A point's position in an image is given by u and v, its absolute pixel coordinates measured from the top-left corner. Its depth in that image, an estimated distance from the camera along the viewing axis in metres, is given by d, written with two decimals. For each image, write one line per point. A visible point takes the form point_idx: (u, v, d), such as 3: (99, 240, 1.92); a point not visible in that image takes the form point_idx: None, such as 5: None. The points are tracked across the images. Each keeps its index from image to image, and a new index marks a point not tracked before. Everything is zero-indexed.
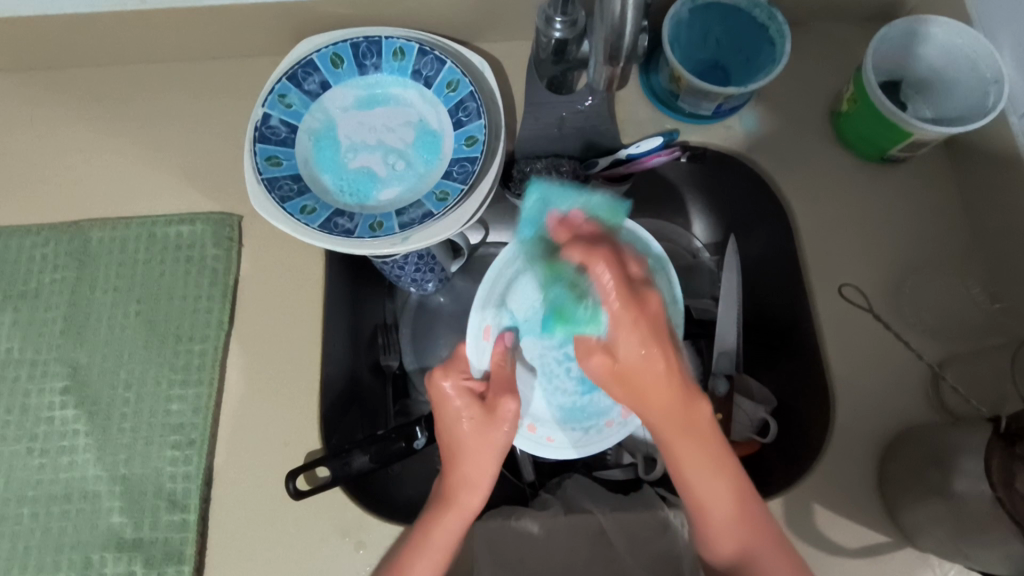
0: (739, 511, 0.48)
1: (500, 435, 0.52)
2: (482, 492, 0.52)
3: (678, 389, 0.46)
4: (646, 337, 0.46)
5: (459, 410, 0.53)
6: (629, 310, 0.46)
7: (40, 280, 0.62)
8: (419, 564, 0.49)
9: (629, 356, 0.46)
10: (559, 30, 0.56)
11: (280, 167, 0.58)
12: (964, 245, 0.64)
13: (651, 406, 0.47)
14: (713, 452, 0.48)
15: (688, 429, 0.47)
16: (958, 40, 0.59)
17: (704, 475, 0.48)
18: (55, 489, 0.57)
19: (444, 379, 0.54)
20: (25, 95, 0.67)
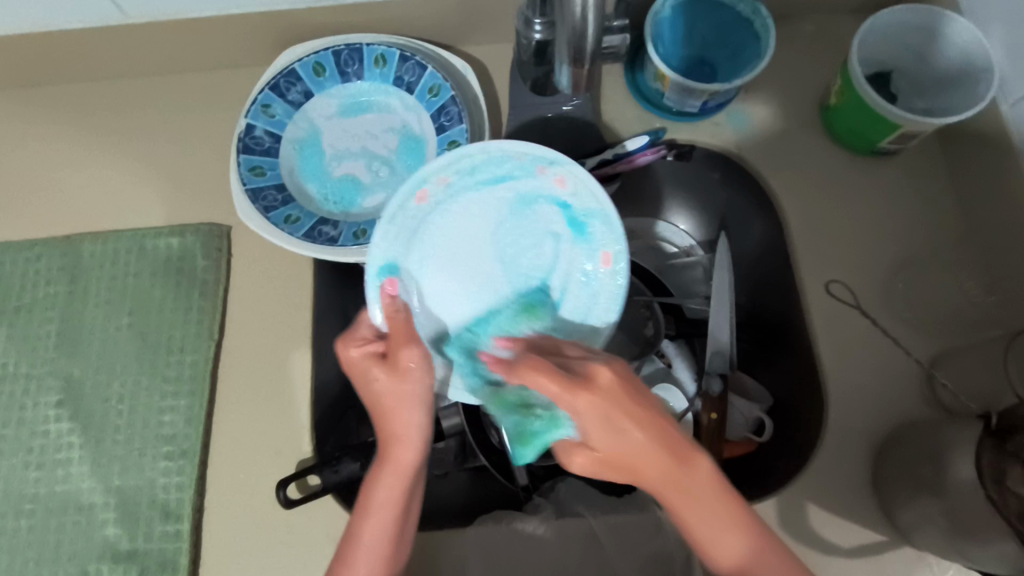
0: (748, 549, 0.44)
1: (415, 386, 0.48)
2: (417, 448, 0.48)
3: (664, 445, 0.43)
4: (608, 420, 0.43)
5: (369, 375, 0.49)
6: (589, 396, 0.42)
7: (34, 294, 0.63)
8: (364, 538, 0.47)
9: (610, 445, 0.44)
10: (539, 32, 0.56)
11: (265, 177, 0.58)
12: (958, 237, 0.63)
13: (644, 479, 0.44)
14: (710, 496, 0.44)
15: (678, 490, 0.44)
16: (947, 29, 0.58)
17: (714, 537, 0.44)
18: (51, 502, 0.58)
19: (347, 349, 0.49)
20: (16, 113, 0.68)
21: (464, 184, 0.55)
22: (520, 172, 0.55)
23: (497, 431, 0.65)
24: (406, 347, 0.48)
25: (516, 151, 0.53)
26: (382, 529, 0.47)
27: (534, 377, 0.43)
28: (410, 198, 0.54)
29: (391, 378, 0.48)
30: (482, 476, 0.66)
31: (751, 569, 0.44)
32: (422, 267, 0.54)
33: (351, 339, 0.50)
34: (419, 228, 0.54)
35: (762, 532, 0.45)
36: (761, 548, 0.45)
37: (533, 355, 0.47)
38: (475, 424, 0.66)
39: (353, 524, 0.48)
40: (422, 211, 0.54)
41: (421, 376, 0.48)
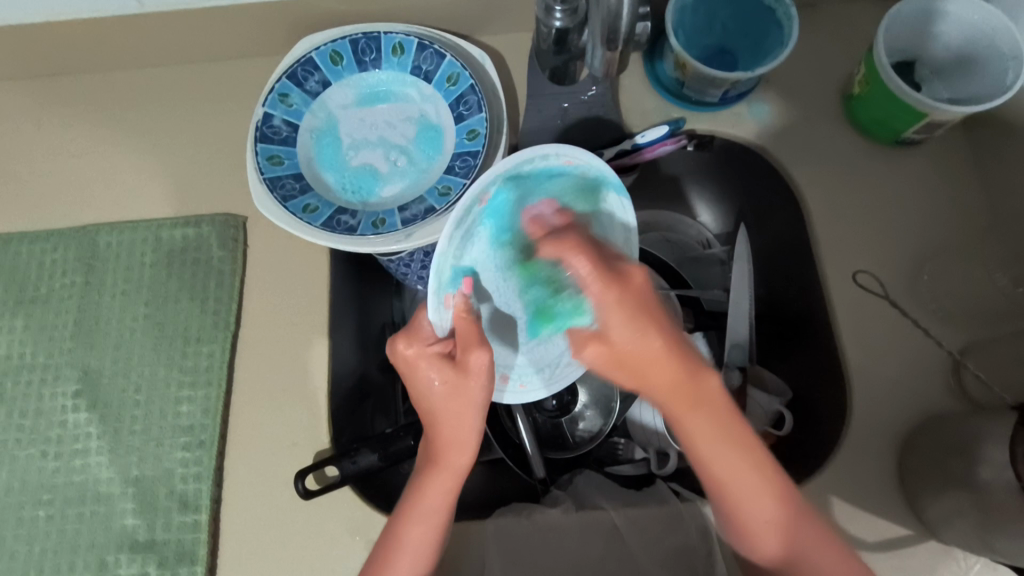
0: (780, 512, 0.45)
1: (478, 392, 0.47)
2: (471, 452, 0.48)
3: (669, 346, 0.44)
4: (633, 316, 0.44)
5: (427, 374, 0.47)
6: (620, 291, 0.45)
7: (50, 285, 0.63)
8: (414, 531, 0.48)
9: (622, 339, 0.44)
10: (560, 19, 0.55)
11: (283, 166, 0.58)
12: (984, 228, 0.62)
13: (652, 384, 0.44)
14: (722, 418, 0.44)
15: (697, 404, 0.44)
16: (974, 17, 0.57)
17: (720, 450, 0.45)
18: (69, 492, 0.57)
19: (408, 348, 0.48)
20: (30, 103, 0.68)
21: (516, 194, 0.53)
22: (553, 171, 0.52)
23: (513, 421, 0.65)
24: (475, 351, 0.47)
25: (570, 158, 0.51)
26: (430, 532, 0.48)
27: (569, 259, 0.48)
28: (474, 203, 0.50)
29: (452, 380, 0.47)
30: (499, 468, 0.66)
31: (783, 516, 0.46)
32: (480, 265, 0.54)
33: (416, 337, 0.49)
34: (471, 235, 0.53)
35: (795, 497, 0.46)
36: (799, 518, 0.46)
37: (567, 237, 0.50)
38: (492, 416, 0.65)
39: (397, 523, 0.49)
40: (478, 217, 0.52)
41: (486, 381, 0.47)
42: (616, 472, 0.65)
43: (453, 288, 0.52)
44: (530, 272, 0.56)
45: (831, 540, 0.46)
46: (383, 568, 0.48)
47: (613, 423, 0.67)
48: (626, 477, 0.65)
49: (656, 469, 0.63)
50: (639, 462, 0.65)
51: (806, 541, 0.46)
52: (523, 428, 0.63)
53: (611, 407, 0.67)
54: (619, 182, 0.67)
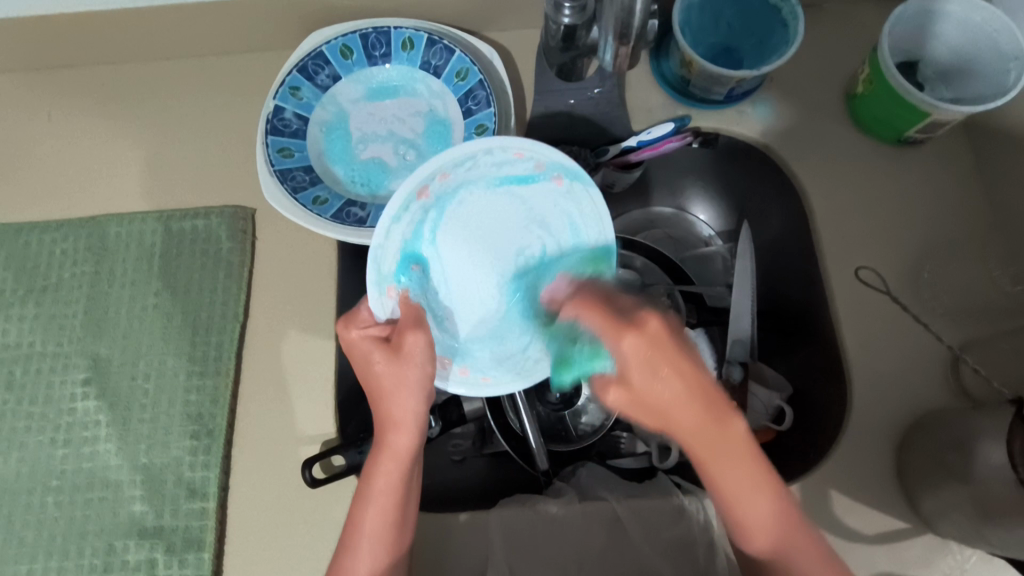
0: (780, 525, 0.45)
1: (413, 371, 0.48)
2: (412, 433, 0.48)
3: (693, 395, 0.42)
4: (659, 362, 0.41)
5: (365, 356, 0.49)
6: (635, 337, 0.41)
7: (61, 274, 0.63)
8: (368, 515, 0.47)
9: (653, 389, 0.41)
10: (569, 16, 0.56)
11: (293, 158, 0.58)
12: (984, 227, 0.63)
13: (681, 430, 0.42)
14: (746, 461, 0.43)
15: (720, 448, 0.43)
16: (976, 17, 0.58)
17: (736, 488, 0.44)
18: (78, 478, 0.58)
19: (348, 331, 0.50)
20: (41, 95, 0.68)
21: (462, 181, 0.55)
22: (515, 174, 0.55)
23: (518, 417, 0.64)
24: (411, 333, 0.48)
25: (521, 150, 0.53)
26: (382, 516, 0.47)
27: (615, 338, 0.43)
28: (413, 194, 0.53)
29: (391, 360, 0.48)
30: (502, 460, 0.67)
31: (788, 538, 0.45)
32: (432, 255, 0.56)
33: (354, 322, 0.50)
34: (420, 223, 0.55)
35: (794, 511, 0.46)
36: (795, 524, 0.45)
37: (609, 313, 0.45)
38: (496, 409, 0.65)
39: (355, 508, 0.48)
40: (427, 207, 0.54)
41: (423, 359, 0.48)
42: (619, 465, 0.66)
43: (400, 279, 0.54)
44: (507, 268, 0.58)
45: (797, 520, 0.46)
46: (346, 553, 0.48)
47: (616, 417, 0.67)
48: (629, 470, 0.65)
49: (660, 462, 0.64)
50: (641, 455, 0.66)
51: (796, 539, 0.45)
52: (527, 422, 0.63)
53: None
54: (625, 178, 0.68)
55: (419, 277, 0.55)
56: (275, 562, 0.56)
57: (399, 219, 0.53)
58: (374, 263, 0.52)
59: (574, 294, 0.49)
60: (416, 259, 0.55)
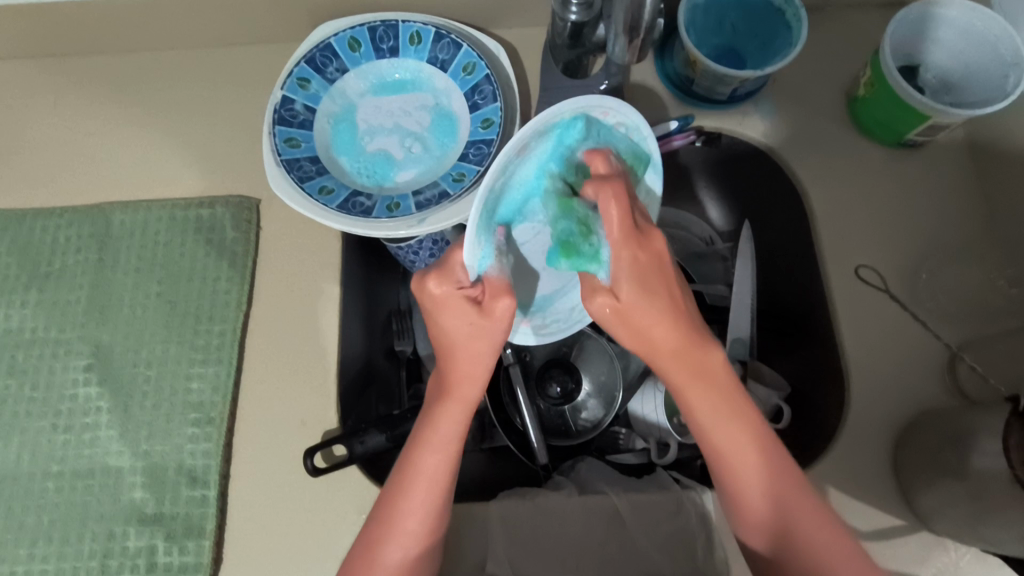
0: (765, 460, 0.46)
1: (499, 333, 0.47)
2: (483, 385, 0.49)
3: (665, 283, 0.46)
4: (645, 282, 0.45)
5: (457, 313, 0.47)
6: (635, 250, 0.45)
7: (64, 260, 0.63)
8: (429, 463, 0.47)
9: (630, 295, 0.45)
10: (575, 13, 0.56)
11: (300, 148, 0.58)
12: (983, 229, 0.64)
13: (656, 349, 0.45)
14: (724, 398, 0.46)
15: (699, 380, 0.46)
16: (976, 23, 0.59)
17: (715, 414, 0.46)
18: (79, 464, 0.58)
19: (440, 286, 0.47)
20: (46, 82, 0.69)
21: (539, 157, 0.49)
22: (593, 128, 0.50)
23: (519, 412, 0.65)
24: (503, 298, 0.47)
25: (608, 111, 0.49)
26: (445, 462, 0.48)
27: (603, 201, 0.46)
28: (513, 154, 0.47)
29: (480, 322, 0.47)
30: (501, 453, 0.68)
31: (773, 467, 0.46)
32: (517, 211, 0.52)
33: (447, 276, 0.47)
34: (500, 197, 0.50)
35: (795, 491, 0.46)
36: (783, 474, 0.46)
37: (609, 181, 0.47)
38: (496, 402, 0.67)
39: (409, 455, 0.48)
40: (500, 191, 0.50)
41: (508, 328, 0.47)
42: (618, 460, 0.67)
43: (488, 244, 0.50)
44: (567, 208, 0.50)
45: (806, 490, 0.46)
46: (398, 501, 0.47)
47: (615, 413, 0.68)
48: (628, 465, 0.67)
49: (657, 458, 0.64)
50: (641, 451, 0.66)
51: (776, 469, 0.46)
52: (527, 417, 0.63)
53: (615, 397, 0.68)
54: None
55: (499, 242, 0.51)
56: (274, 551, 0.56)
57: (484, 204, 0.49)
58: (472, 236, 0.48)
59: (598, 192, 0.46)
60: (501, 221, 0.52)
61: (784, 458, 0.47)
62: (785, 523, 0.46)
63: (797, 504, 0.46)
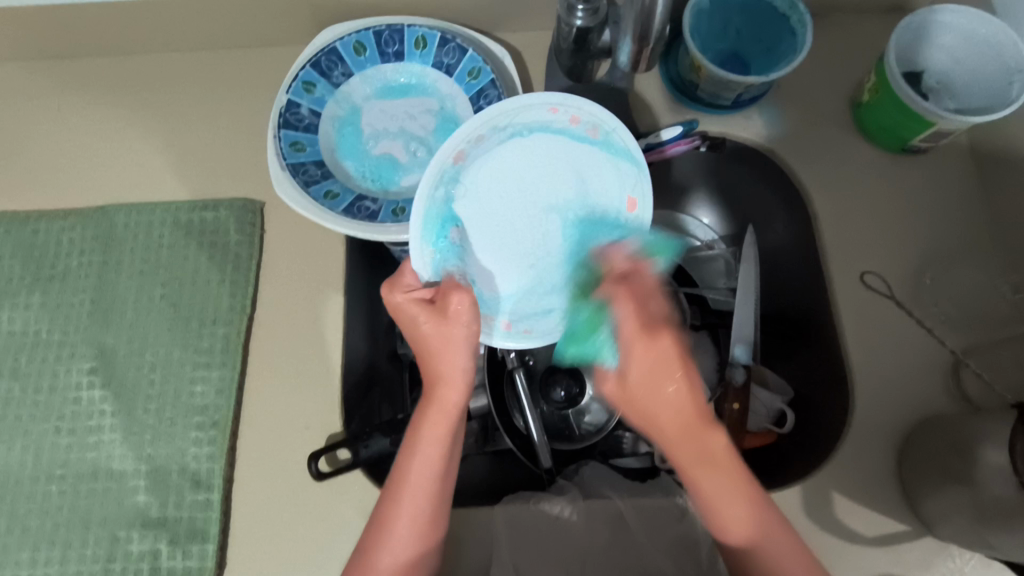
0: (747, 516, 0.47)
1: (459, 331, 0.48)
2: (462, 389, 0.49)
3: (661, 357, 0.45)
4: (653, 372, 0.45)
5: (409, 315, 0.49)
6: (645, 354, 0.45)
7: (67, 263, 0.63)
8: (412, 471, 0.49)
9: (642, 390, 0.45)
10: (581, 18, 0.56)
11: (305, 152, 0.58)
12: (986, 235, 0.64)
13: (658, 429, 0.45)
14: (722, 468, 0.46)
15: (701, 457, 0.46)
16: (981, 30, 0.59)
17: (712, 485, 0.46)
18: (82, 468, 0.58)
19: (393, 294, 0.50)
20: (50, 85, 0.68)
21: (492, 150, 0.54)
22: (532, 124, 0.54)
23: (523, 415, 0.65)
24: (455, 293, 0.48)
25: (554, 107, 0.54)
26: (428, 469, 0.49)
27: (619, 302, 0.48)
28: (447, 158, 0.53)
29: (437, 323, 0.48)
30: (504, 456, 0.67)
31: (751, 529, 0.47)
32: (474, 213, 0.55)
33: (399, 286, 0.50)
34: (457, 189, 0.54)
35: (769, 525, 0.47)
36: (761, 521, 0.47)
37: (629, 279, 0.50)
38: (499, 405, 0.66)
39: (401, 459, 0.50)
40: (455, 177, 0.54)
41: (468, 320, 0.48)
42: (622, 464, 0.67)
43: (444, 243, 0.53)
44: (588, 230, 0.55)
45: (786, 530, 0.48)
46: (388, 502, 0.49)
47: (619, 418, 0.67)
48: (632, 470, 0.67)
49: (661, 463, 0.64)
50: (644, 455, 0.67)
51: (758, 528, 0.47)
52: (530, 420, 0.63)
53: None
54: None
55: (458, 240, 0.54)
56: (278, 556, 0.56)
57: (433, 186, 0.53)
58: (418, 222, 0.52)
59: (624, 279, 0.50)
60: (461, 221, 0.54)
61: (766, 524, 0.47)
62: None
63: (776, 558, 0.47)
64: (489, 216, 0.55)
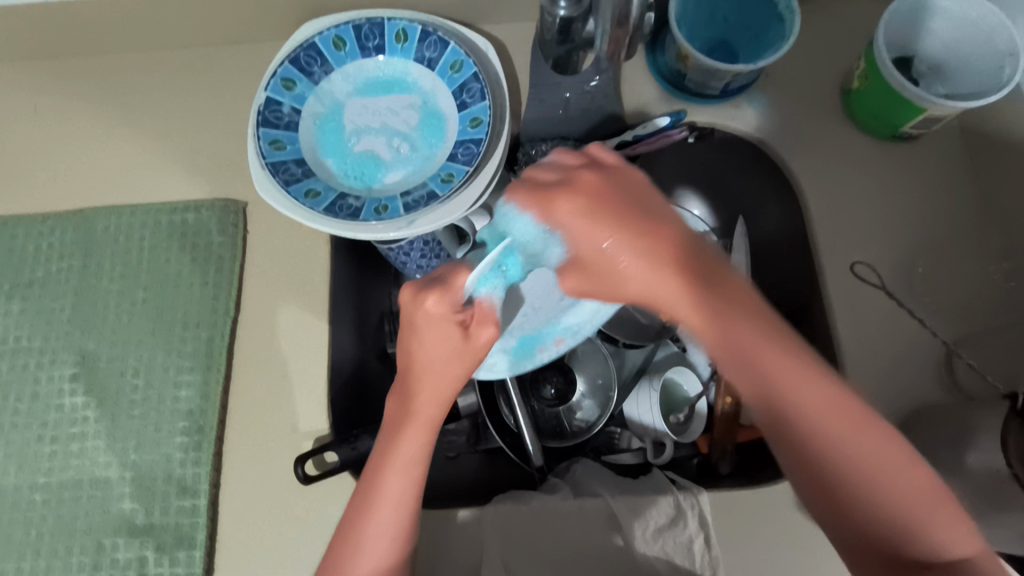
0: (827, 404, 0.39)
1: (474, 357, 0.46)
2: (444, 406, 0.47)
3: (603, 182, 0.44)
4: (593, 215, 0.43)
5: (442, 331, 0.45)
6: (568, 199, 0.44)
7: (47, 268, 0.62)
8: (389, 485, 0.46)
9: (614, 250, 0.42)
10: (564, 8, 0.55)
11: (285, 150, 0.57)
12: (979, 221, 0.63)
13: (624, 290, 0.43)
14: (767, 339, 0.41)
15: (723, 316, 0.41)
16: (971, 13, 0.58)
17: (773, 361, 0.40)
18: (66, 476, 0.57)
19: (426, 299, 0.45)
20: (27, 85, 0.67)
21: None
22: None
23: (512, 412, 0.64)
24: (488, 322, 0.46)
25: None
26: (404, 480, 0.46)
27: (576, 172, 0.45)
28: (538, 211, 0.46)
29: (457, 340, 0.45)
30: (497, 454, 0.67)
31: (763, 375, 0.40)
32: (529, 263, 0.51)
33: (439, 293, 0.45)
34: (522, 238, 0.48)
35: (869, 449, 0.39)
36: (868, 445, 0.39)
37: (604, 166, 0.45)
38: (490, 406, 0.65)
39: (372, 476, 0.47)
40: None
41: (485, 351, 0.46)
42: (615, 460, 0.66)
43: (489, 279, 0.49)
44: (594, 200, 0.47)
45: (898, 450, 0.40)
46: (353, 529, 0.47)
47: (610, 414, 0.66)
48: (626, 466, 0.66)
49: (654, 458, 0.64)
50: (637, 450, 0.66)
51: (806, 385, 0.40)
52: (519, 417, 0.62)
53: (610, 398, 0.66)
54: None
55: (502, 268, 0.50)
56: (268, 561, 0.55)
57: (507, 239, 0.46)
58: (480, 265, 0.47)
59: (589, 155, 0.47)
60: (514, 246, 0.49)
61: (812, 379, 0.40)
62: (825, 441, 0.39)
63: (831, 414, 0.39)
64: (536, 274, 0.53)
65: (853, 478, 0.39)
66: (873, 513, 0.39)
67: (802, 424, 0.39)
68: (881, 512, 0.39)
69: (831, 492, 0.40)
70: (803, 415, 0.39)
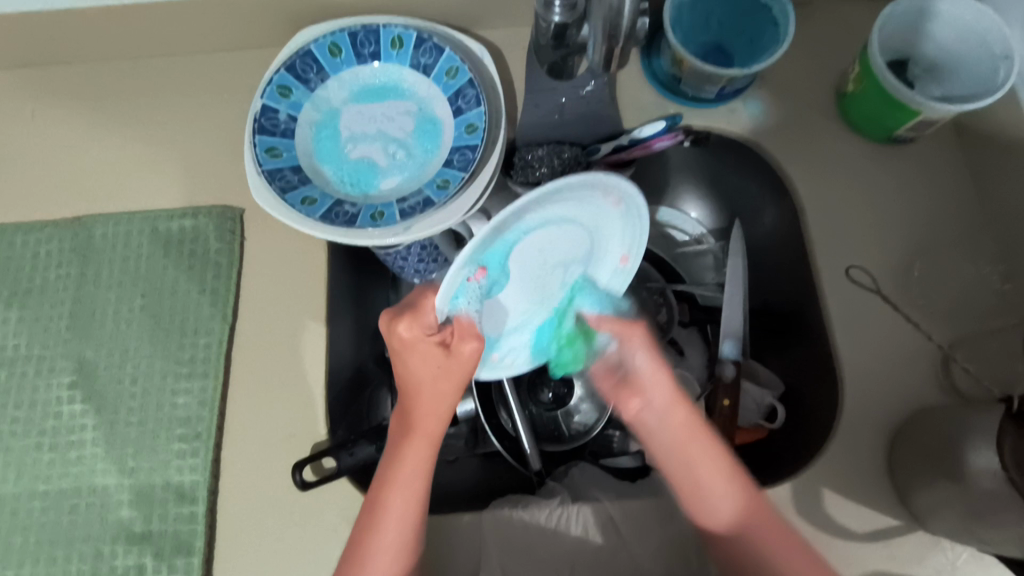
0: (722, 468, 0.53)
1: (463, 373, 0.50)
2: (445, 420, 0.52)
3: (654, 348, 0.58)
4: (640, 341, 0.58)
5: (422, 357, 0.50)
6: (610, 322, 0.59)
7: (45, 275, 0.62)
8: (395, 495, 0.49)
9: (643, 360, 0.57)
10: (558, 14, 0.54)
11: (281, 158, 0.57)
12: (974, 224, 0.63)
13: (653, 440, 0.56)
14: (690, 428, 0.55)
15: (683, 448, 0.54)
16: (966, 15, 0.58)
17: (704, 462, 0.53)
18: (64, 484, 0.57)
19: (404, 328, 0.49)
20: (25, 93, 0.67)
21: (531, 215, 0.47)
22: (581, 194, 0.48)
23: (510, 416, 0.64)
24: (468, 340, 0.50)
25: (605, 192, 0.49)
26: (410, 491, 0.50)
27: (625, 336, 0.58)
28: (496, 226, 0.44)
29: (445, 363, 0.50)
30: (495, 458, 0.67)
31: (689, 477, 0.53)
32: (502, 269, 0.50)
33: (416, 323, 0.49)
34: (486, 252, 0.47)
35: (749, 498, 0.52)
36: (748, 496, 0.52)
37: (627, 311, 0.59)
38: (488, 409, 0.65)
39: (376, 495, 0.50)
40: (491, 244, 0.46)
41: (473, 367, 0.50)
42: (613, 464, 0.66)
43: (459, 295, 0.48)
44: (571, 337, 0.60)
45: (777, 522, 0.51)
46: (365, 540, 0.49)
47: (608, 417, 0.66)
48: (623, 470, 0.66)
49: (651, 462, 0.63)
50: (635, 454, 0.66)
51: (708, 455, 0.54)
52: (518, 420, 0.63)
53: (608, 400, 0.66)
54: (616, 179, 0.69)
55: (472, 285, 0.49)
56: (266, 567, 0.56)
57: (470, 259, 0.45)
58: (447, 290, 0.46)
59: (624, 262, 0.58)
60: (487, 261, 0.47)
61: (719, 456, 0.53)
62: (716, 496, 0.52)
63: (724, 478, 0.53)
64: (519, 273, 0.52)
65: (742, 530, 0.51)
66: (753, 552, 0.50)
67: (699, 468, 0.53)
68: (761, 550, 0.50)
69: (744, 558, 0.51)
70: (710, 465, 0.53)
